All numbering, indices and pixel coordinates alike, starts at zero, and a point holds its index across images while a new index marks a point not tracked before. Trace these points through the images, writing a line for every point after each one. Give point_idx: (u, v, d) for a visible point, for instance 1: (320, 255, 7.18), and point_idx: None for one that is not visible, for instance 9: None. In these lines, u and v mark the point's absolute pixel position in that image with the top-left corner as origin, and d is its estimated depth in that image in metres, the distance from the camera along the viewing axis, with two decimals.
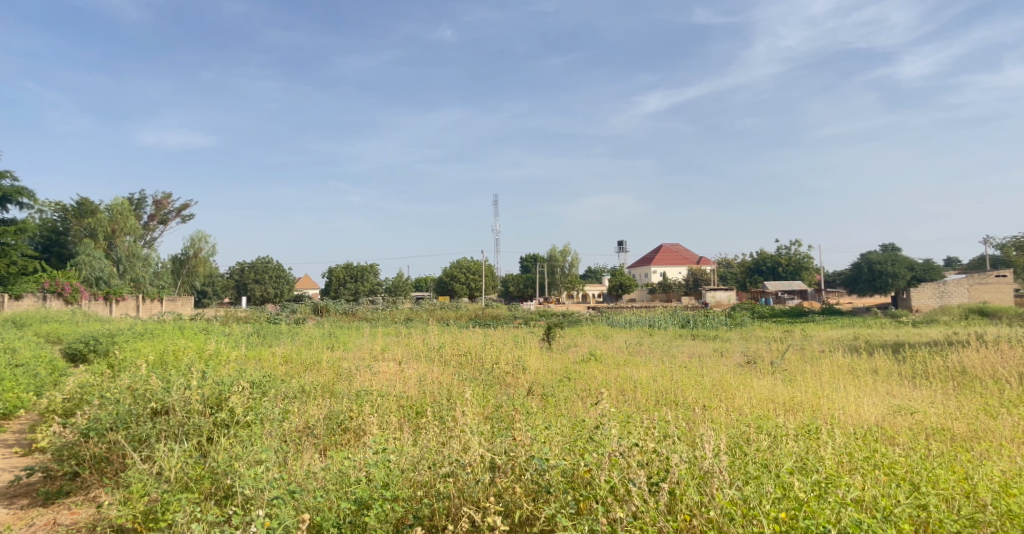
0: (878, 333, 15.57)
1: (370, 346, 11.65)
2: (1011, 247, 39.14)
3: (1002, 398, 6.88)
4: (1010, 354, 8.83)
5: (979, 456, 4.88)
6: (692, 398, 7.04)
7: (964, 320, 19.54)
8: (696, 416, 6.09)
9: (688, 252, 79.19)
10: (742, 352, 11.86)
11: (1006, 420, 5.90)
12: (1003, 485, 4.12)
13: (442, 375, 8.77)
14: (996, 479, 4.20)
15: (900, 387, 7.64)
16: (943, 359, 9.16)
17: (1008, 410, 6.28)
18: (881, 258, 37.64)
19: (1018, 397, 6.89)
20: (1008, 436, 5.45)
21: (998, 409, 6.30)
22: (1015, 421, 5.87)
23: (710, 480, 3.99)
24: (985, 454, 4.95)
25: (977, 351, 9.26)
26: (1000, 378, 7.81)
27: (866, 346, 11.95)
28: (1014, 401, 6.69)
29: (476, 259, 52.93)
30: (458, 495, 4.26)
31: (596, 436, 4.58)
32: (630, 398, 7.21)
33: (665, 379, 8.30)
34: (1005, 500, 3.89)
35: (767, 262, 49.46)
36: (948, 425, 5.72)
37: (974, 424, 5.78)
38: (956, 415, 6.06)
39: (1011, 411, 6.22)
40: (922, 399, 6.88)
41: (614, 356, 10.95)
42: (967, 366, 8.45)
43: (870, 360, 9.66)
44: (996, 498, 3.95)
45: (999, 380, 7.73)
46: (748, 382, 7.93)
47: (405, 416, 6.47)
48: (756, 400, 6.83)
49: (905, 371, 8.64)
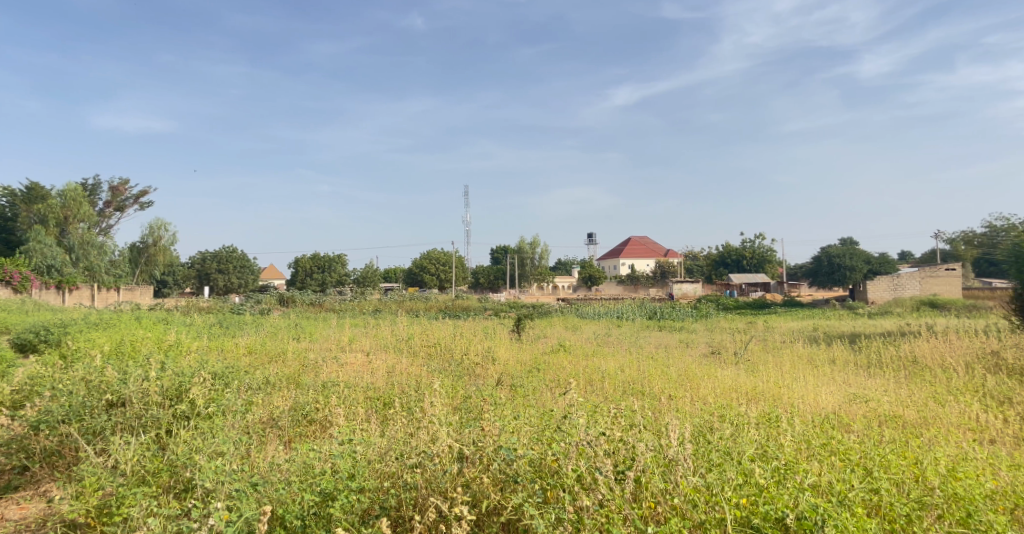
0: (834, 324, 16.05)
1: (337, 337, 11.62)
2: (959, 242, 40.45)
3: (949, 386, 7.16)
4: (958, 343, 9.15)
5: (929, 442, 5.08)
6: (658, 388, 7.17)
7: (915, 311, 20.19)
8: (662, 406, 6.21)
9: (655, 245, 80.41)
10: (706, 343, 12.08)
11: (954, 407, 6.14)
12: (950, 468, 4.30)
13: (411, 365, 8.82)
14: (943, 463, 4.38)
15: (855, 376, 7.89)
16: (895, 348, 9.48)
17: (955, 398, 6.53)
18: (839, 251, 38.40)
19: (964, 385, 7.15)
20: (955, 422, 5.67)
21: (946, 397, 6.54)
22: (962, 408, 6.12)
23: (675, 468, 4.11)
24: (934, 439, 5.16)
25: (928, 341, 9.56)
26: (948, 368, 8.10)
27: (824, 336, 12.37)
28: (961, 389, 6.95)
29: (446, 250, 52.86)
30: (426, 486, 4.30)
31: (564, 426, 4.66)
32: (598, 388, 7.33)
33: (632, 369, 8.47)
34: (951, 483, 4.05)
35: (731, 255, 50.22)
36: (899, 412, 5.94)
37: (923, 411, 5.99)
38: (908, 402, 6.27)
39: (958, 398, 6.47)
40: (875, 387, 7.11)
41: (584, 347, 11.06)
42: (917, 355, 8.77)
43: (828, 350, 9.97)
44: (944, 482, 4.13)
45: (946, 369, 8.01)
46: (712, 372, 8.12)
47: (373, 407, 6.50)
48: (720, 390, 6.98)
49: (861, 360, 8.92)
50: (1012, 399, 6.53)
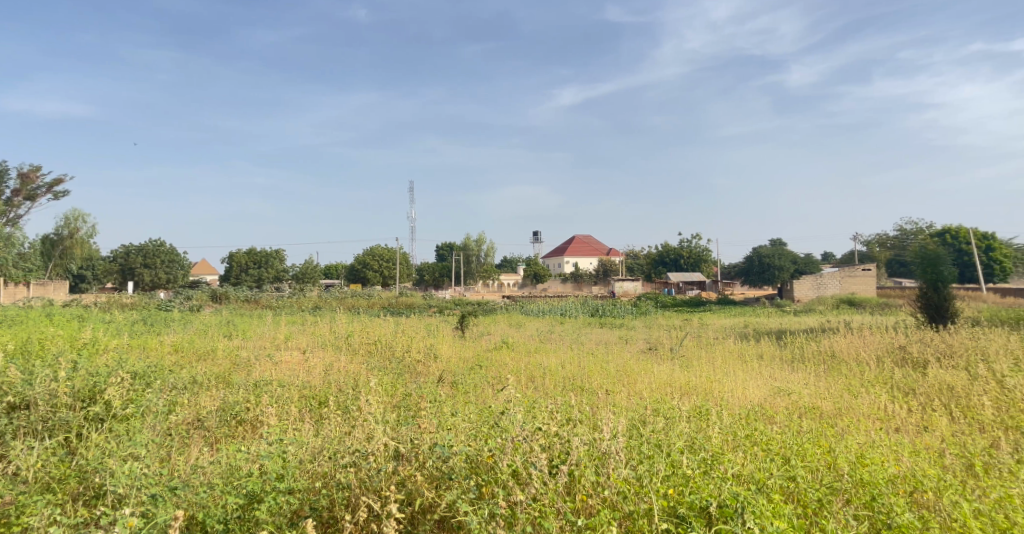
0: (763, 321, 16.67)
1: (272, 335, 11.46)
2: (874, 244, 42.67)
3: (862, 378, 7.58)
4: (871, 338, 9.69)
5: (842, 431, 5.37)
6: (596, 383, 7.33)
7: (836, 309, 21.18)
8: (600, 401, 6.37)
9: (599, 244, 81.58)
10: (644, 339, 12.38)
11: (865, 398, 6.50)
12: (858, 455, 4.57)
13: (350, 363, 8.78)
14: (853, 451, 4.66)
15: (780, 370, 8.24)
16: (816, 344, 9.95)
17: (867, 390, 6.90)
18: (769, 251, 39.57)
19: (876, 377, 7.58)
20: (865, 412, 6.01)
21: (860, 388, 6.91)
22: (872, 399, 6.49)
23: (607, 461, 4.25)
24: (847, 429, 5.46)
25: (845, 337, 10.08)
26: (862, 361, 8.56)
27: (753, 332, 12.86)
28: (874, 382, 7.36)
29: (390, 247, 52.26)
30: (359, 485, 4.31)
31: (501, 422, 4.75)
32: (538, 384, 7.45)
33: (573, 365, 8.63)
34: (859, 469, 4.32)
35: (670, 255, 51.29)
36: (817, 403, 6.25)
37: (838, 402, 6.33)
38: (824, 394, 6.61)
39: (869, 390, 6.85)
40: (797, 381, 7.46)
41: (527, 344, 11.21)
42: (836, 350, 9.21)
43: (756, 345, 10.39)
44: (853, 468, 4.39)
45: (861, 363, 8.46)
46: (649, 367, 8.35)
47: (307, 406, 6.47)
48: (655, 384, 7.19)
49: (785, 355, 9.33)
50: (916, 390, 6.97)
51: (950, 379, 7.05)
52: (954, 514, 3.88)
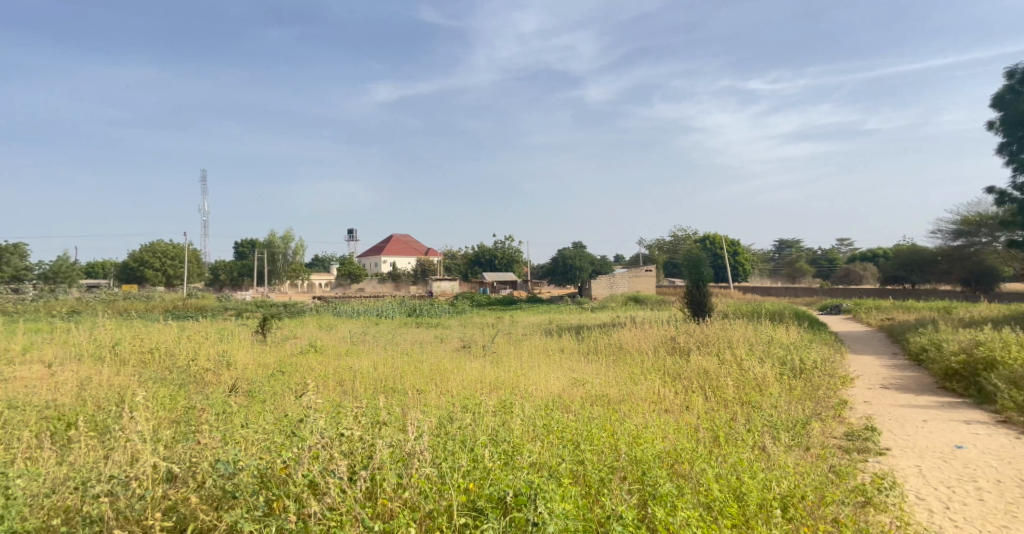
0: (568, 317, 17.81)
1: (9, 345, 10.22)
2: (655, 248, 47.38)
3: (642, 366, 8.47)
4: (651, 332, 10.80)
5: (625, 415, 5.98)
6: (409, 384, 7.47)
7: (627, 305, 23.22)
8: (411, 401, 6.50)
9: (415, 243, 81.79)
10: (458, 337, 12.74)
11: (644, 384, 7.25)
12: (635, 436, 5.15)
13: (117, 378, 8.07)
14: (632, 432, 5.22)
15: (579, 362, 8.90)
16: (609, 337, 10.86)
17: (647, 377, 7.68)
18: (572, 253, 42.17)
19: (656, 365, 8.48)
20: (644, 397, 6.71)
21: (639, 376, 7.69)
22: (649, 385, 7.25)
23: (411, 461, 4.38)
24: (628, 412, 6.10)
25: (632, 330, 11.13)
26: (646, 351, 9.51)
27: (557, 328, 13.72)
28: (653, 370, 8.22)
29: (175, 244, 48.51)
30: (118, 516, 3.95)
31: (299, 431, 4.68)
32: (349, 388, 7.44)
33: (386, 366, 8.70)
34: (635, 448, 4.87)
35: (485, 255, 52.66)
36: (606, 392, 6.86)
37: (621, 389, 6.99)
38: (611, 383, 7.28)
39: (647, 378, 7.63)
40: (591, 372, 8.13)
41: (335, 347, 11.08)
42: (624, 341, 10.16)
43: (558, 340, 11.12)
44: (631, 447, 4.94)
45: (644, 353, 9.39)
46: (462, 365, 8.64)
47: (52, 430, 5.94)
48: (467, 382, 7.47)
49: (582, 348, 10.09)
50: (683, 374, 7.95)
51: (704, 365, 8.23)
52: (702, 480, 4.53)
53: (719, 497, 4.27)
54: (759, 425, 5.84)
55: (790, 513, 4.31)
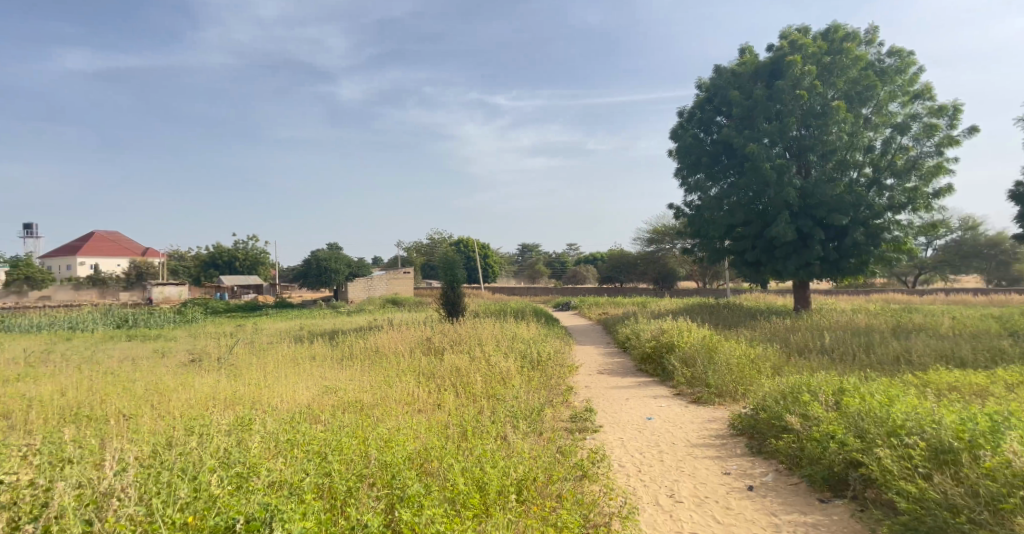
0: (318, 322, 17.40)
1: None
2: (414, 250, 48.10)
3: (399, 369, 8.56)
4: (408, 334, 11.03)
5: (377, 420, 6.06)
6: (114, 410, 6.75)
7: (382, 308, 23.39)
8: (119, 431, 5.95)
9: (131, 245, 73.45)
10: (186, 351, 11.81)
11: (399, 386, 7.37)
12: (386, 440, 5.27)
13: None
14: (382, 437, 5.33)
15: (329, 369, 8.74)
16: (364, 341, 10.84)
17: (403, 379, 7.81)
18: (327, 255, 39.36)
19: (411, 366, 8.66)
20: (399, 399, 6.85)
21: (395, 379, 7.80)
22: (405, 387, 7.39)
23: (107, 503, 4.04)
24: (381, 416, 6.19)
25: (388, 333, 11.27)
26: (401, 353, 9.64)
27: (307, 335, 13.33)
28: (407, 371, 8.38)
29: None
30: None
31: None
32: (31, 421, 6.56)
33: (86, 390, 7.80)
34: (387, 452, 4.99)
35: (223, 257, 48.90)
36: (359, 397, 6.86)
37: (376, 393, 7.05)
38: (365, 388, 7.30)
39: (403, 379, 7.76)
40: (343, 378, 8.05)
41: (12, 372, 9.58)
42: (379, 345, 10.19)
43: (309, 347, 10.83)
44: (382, 452, 5.05)
45: (401, 355, 9.50)
46: (189, 382, 8.02)
47: None
48: (196, 400, 6.98)
49: (335, 354, 9.93)
50: (436, 373, 8.19)
51: (457, 363, 8.56)
52: (448, 476, 4.81)
53: (463, 489, 4.57)
54: (501, 416, 6.21)
55: (523, 495, 4.78)
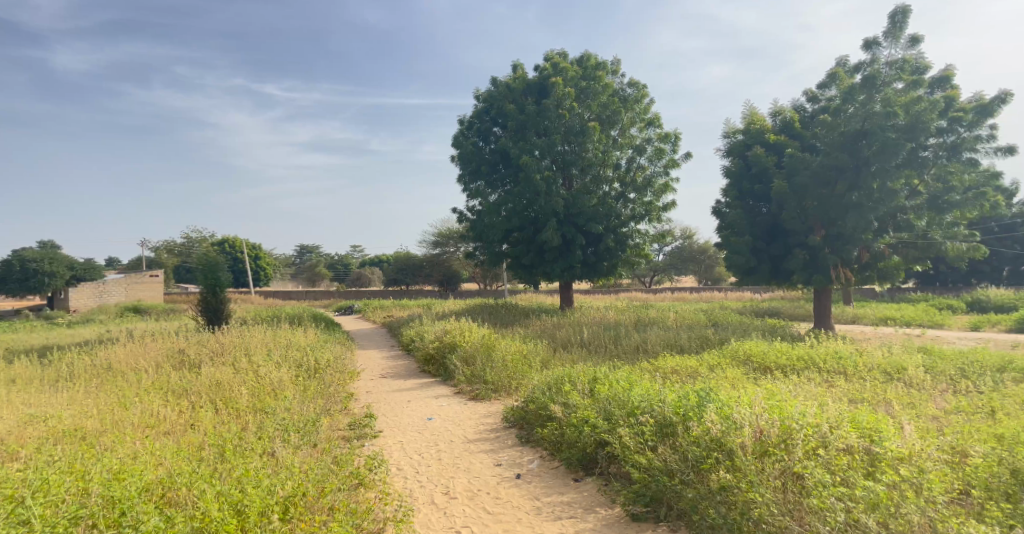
0: (28, 338, 14.97)
1: None
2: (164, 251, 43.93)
3: (137, 387, 7.58)
4: (148, 347, 9.89)
5: (104, 449, 5.35)
6: None
7: (118, 317, 20.89)
8: None
9: None
10: None
11: (136, 408, 6.54)
12: (114, 472, 4.69)
13: None
14: (110, 468, 4.73)
15: (40, 394, 7.49)
16: (91, 358, 9.50)
17: (139, 399, 6.94)
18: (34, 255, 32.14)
19: (152, 383, 7.74)
20: (134, 422, 6.10)
21: (133, 399, 6.92)
22: (143, 407, 6.58)
23: None
24: (109, 444, 5.47)
25: (121, 347, 10.03)
26: (138, 370, 8.57)
27: (10, 353, 11.36)
28: (147, 389, 7.48)
29: None
30: None
31: None
32: None
33: None
34: (114, 486, 4.43)
35: None
36: (81, 424, 5.98)
37: (105, 418, 6.20)
38: (91, 412, 6.38)
39: (142, 399, 6.91)
40: (61, 402, 6.94)
41: None
42: (113, 362, 8.99)
43: (13, 369, 9.20)
44: (108, 485, 4.48)
45: (137, 372, 8.44)
46: None
47: None
48: None
49: (50, 376, 8.54)
50: (189, 389, 7.42)
51: (217, 375, 7.83)
52: (197, 503, 4.36)
53: (216, 517, 4.14)
54: (269, 431, 5.76)
55: (289, 513, 4.41)
